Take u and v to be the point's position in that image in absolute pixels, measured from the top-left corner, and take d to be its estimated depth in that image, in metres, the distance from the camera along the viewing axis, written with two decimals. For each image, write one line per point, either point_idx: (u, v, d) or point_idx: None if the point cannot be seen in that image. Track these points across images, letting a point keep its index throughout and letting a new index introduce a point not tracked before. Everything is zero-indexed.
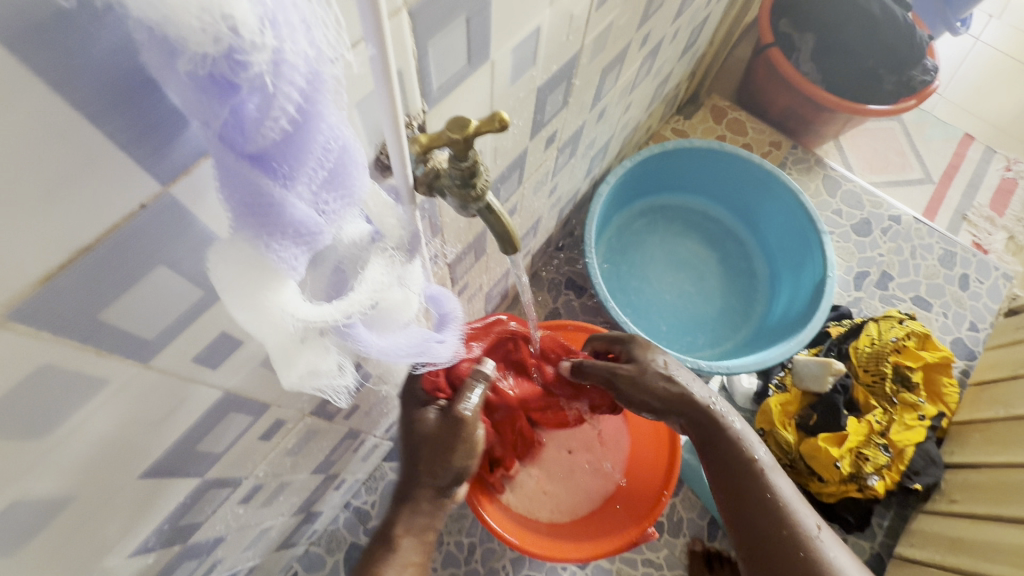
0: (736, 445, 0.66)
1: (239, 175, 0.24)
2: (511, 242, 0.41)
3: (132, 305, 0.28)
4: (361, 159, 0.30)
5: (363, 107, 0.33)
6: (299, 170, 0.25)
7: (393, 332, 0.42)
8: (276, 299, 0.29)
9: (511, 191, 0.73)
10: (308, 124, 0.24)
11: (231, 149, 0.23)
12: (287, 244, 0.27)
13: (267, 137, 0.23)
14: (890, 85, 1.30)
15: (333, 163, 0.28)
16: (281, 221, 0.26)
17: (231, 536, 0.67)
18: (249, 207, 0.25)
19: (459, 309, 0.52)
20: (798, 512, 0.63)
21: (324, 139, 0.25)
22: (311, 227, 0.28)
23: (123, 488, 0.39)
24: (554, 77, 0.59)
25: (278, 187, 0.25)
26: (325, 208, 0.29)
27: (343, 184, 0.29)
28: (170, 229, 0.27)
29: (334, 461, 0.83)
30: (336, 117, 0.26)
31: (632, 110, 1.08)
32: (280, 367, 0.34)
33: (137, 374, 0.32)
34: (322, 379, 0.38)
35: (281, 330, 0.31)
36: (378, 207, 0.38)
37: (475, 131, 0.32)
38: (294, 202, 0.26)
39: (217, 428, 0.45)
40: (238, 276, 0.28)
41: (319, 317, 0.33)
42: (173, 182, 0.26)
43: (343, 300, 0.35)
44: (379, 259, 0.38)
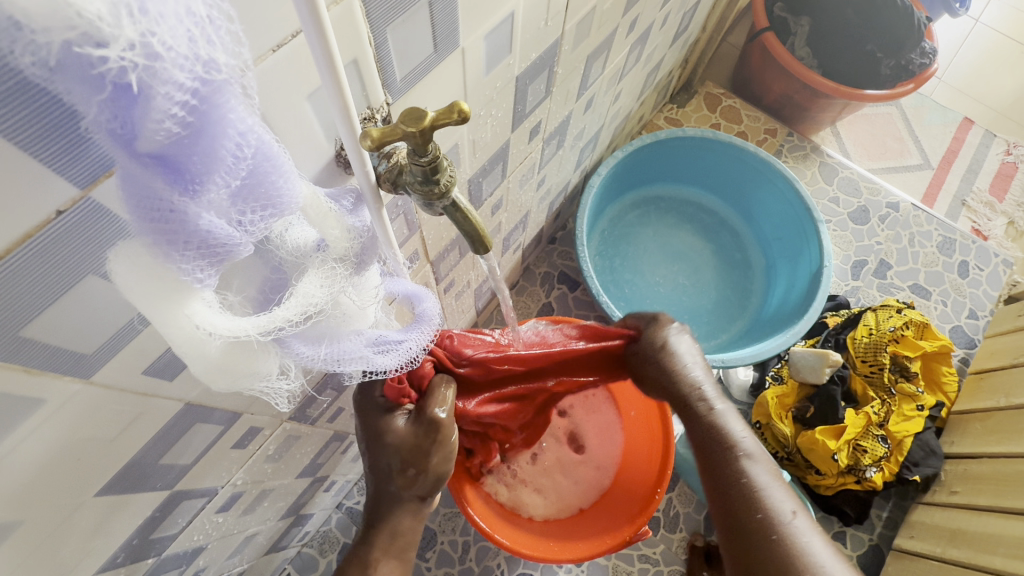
0: (712, 426, 0.57)
1: (134, 176, 0.22)
2: (482, 241, 0.39)
3: (59, 319, 0.27)
4: (286, 164, 0.28)
5: (315, 102, 0.31)
6: (206, 178, 0.24)
7: (336, 343, 0.38)
8: (183, 314, 0.27)
9: (495, 185, 0.71)
10: (209, 127, 0.22)
11: (124, 148, 0.21)
12: (190, 256, 0.26)
13: (155, 137, 0.21)
14: (887, 70, 1.26)
15: (249, 171, 0.26)
16: (183, 230, 0.24)
17: (212, 545, 0.65)
18: (146, 213, 0.24)
19: (436, 308, 0.47)
20: (777, 499, 0.51)
21: (233, 145, 0.24)
22: (224, 239, 0.26)
23: (77, 509, 0.37)
24: (535, 65, 0.57)
25: (178, 194, 0.23)
26: (244, 220, 0.28)
27: (265, 195, 0.27)
28: (97, 235, 0.26)
29: (321, 463, 0.81)
30: (246, 119, 0.24)
31: (621, 100, 1.05)
32: (214, 379, 0.32)
33: (78, 392, 0.30)
34: (260, 381, 0.35)
35: (194, 345, 0.29)
36: (318, 213, 0.34)
37: (432, 123, 0.29)
38: (201, 212, 0.24)
39: (183, 439, 0.43)
40: (145, 283, 0.26)
41: (236, 331, 0.30)
42: (92, 186, 0.24)
43: (265, 315, 0.32)
44: (316, 271, 0.35)
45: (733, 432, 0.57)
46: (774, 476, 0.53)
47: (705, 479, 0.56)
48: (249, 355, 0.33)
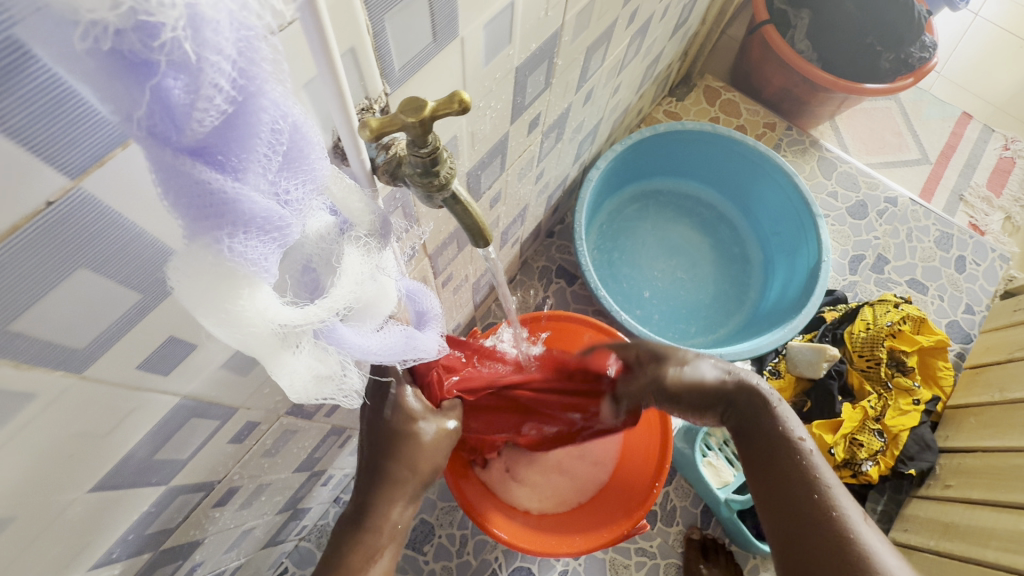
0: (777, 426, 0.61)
1: (179, 171, 0.22)
2: (481, 234, 0.39)
3: (49, 314, 0.26)
4: (319, 139, 0.27)
5: (309, 91, 0.30)
6: (248, 158, 0.23)
7: (382, 329, 0.39)
8: (251, 302, 0.27)
9: (494, 178, 0.70)
10: (249, 104, 0.22)
11: (167, 142, 0.21)
12: (253, 239, 0.25)
13: (204, 123, 0.21)
14: (887, 64, 1.26)
15: (287, 147, 0.25)
16: (239, 218, 0.24)
17: (210, 539, 0.65)
18: (199, 208, 0.23)
19: (438, 306, 0.48)
20: (843, 498, 0.54)
21: (271, 121, 0.23)
22: (276, 220, 0.26)
23: (73, 503, 0.37)
24: (534, 57, 0.56)
25: (228, 180, 0.23)
26: (287, 198, 0.27)
27: (302, 170, 0.27)
28: (92, 225, 0.25)
29: (319, 458, 0.81)
30: (280, 92, 0.23)
31: (622, 92, 1.05)
32: (279, 372, 0.33)
33: (71, 386, 0.30)
34: (331, 385, 0.37)
35: (263, 336, 0.29)
36: (342, 191, 0.34)
37: (432, 112, 0.29)
38: (252, 195, 0.24)
39: (181, 434, 0.43)
40: (207, 286, 0.25)
41: (303, 320, 0.31)
42: (85, 176, 0.23)
43: (326, 298, 0.33)
44: (353, 248, 0.36)
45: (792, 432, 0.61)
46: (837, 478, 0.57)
47: (764, 474, 0.60)
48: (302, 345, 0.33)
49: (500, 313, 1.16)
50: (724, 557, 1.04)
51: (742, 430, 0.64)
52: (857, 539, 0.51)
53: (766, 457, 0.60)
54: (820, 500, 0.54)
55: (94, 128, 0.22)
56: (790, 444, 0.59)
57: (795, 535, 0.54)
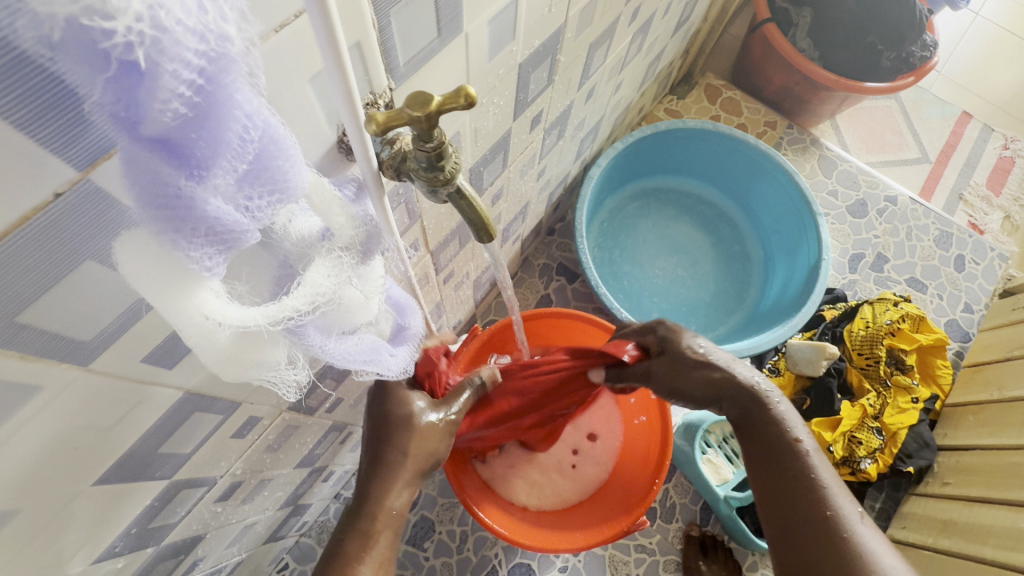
0: (778, 425, 0.61)
1: (137, 160, 0.22)
2: (486, 230, 0.39)
3: (58, 304, 0.26)
4: (293, 149, 0.27)
5: (315, 85, 0.31)
6: (212, 161, 0.23)
7: (345, 338, 0.39)
8: (190, 304, 0.27)
9: (496, 175, 0.70)
10: (215, 109, 0.22)
11: (128, 132, 0.21)
12: (199, 243, 0.25)
13: (162, 120, 0.21)
14: (887, 62, 1.26)
15: (256, 155, 0.25)
16: (189, 216, 0.24)
17: (212, 534, 0.65)
18: (151, 198, 0.23)
19: (420, 325, 0.49)
20: (842, 500, 0.56)
21: (239, 128, 0.23)
22: (231, 226, 0.25)
23: (77, 496, 0.37)
24: (538, 53, 0.56)
25: (185, 179, 0.23)
26: (250, 205, 0.27)
27: (271, 179, 0.27)
28: (96, 219, 0.25)
29: (320, 453, 0.81)
30: (253, 102, 0.23)
31: (623, 90, 1.05)
32: (222, 368, 0.32)
33: (76, 378, 0.30)
34: (266, 370, 0.35)
35: (202, 333, 0.29)
36: (324, 201, 0.35)
37: (438, 107, 0.29)
38: (208, 198, 0.24)
39: (184, 428, 0.43)
40: (151, 274, 0.25)
41: (243, 322, 0.30)
42: (92, 168, 0.23)
43: (274, 304, 0.32)
44: (323, 259, 0.35)
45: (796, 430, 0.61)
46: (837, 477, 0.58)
47: (766, 471, 0.60)
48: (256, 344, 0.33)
49: (500, 311, 1.16)
50: (723, 555, 1.04)
51: (743, 425, 0.64)
52: (852, 539, 0.53)
53: (767, 453, 0.61)
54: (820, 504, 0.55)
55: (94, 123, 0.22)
56: (795, 446, 0.59)
57: (793, 535, 0.56)
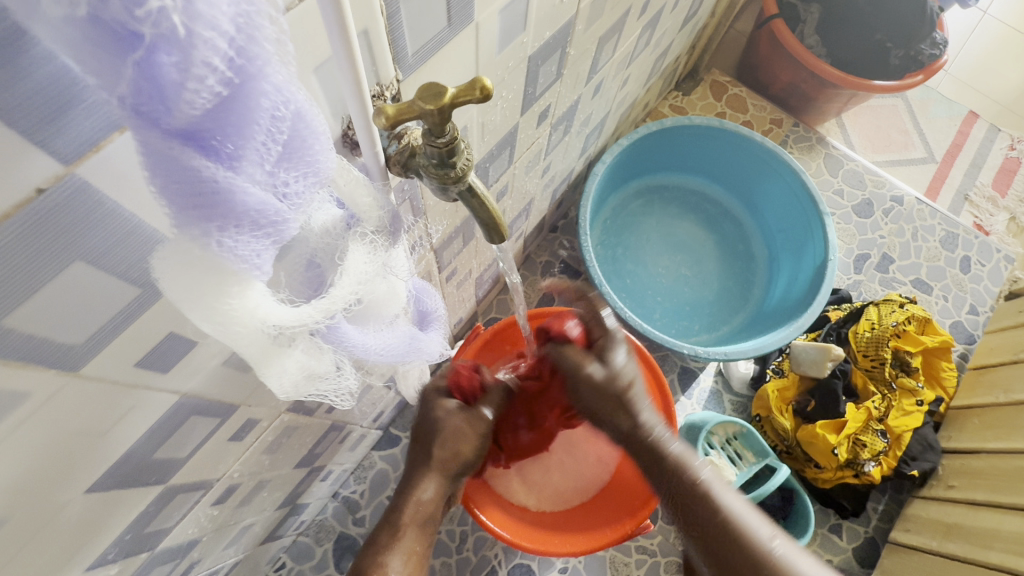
0: (677, 470, 0.55)
1: (170, 157, 0.20)
2: (498, 230, 0.37)
3: (45, 308, 0.24)
4: (323, 129, 0.25)
5: (321, 74, 0.29)
6: (245, 146, 0.22)
7: (384, 330, 0.39)
8: (241, 302, 0.26)
9: (501, 171, 0.68)
10: (246, 86, 0.20)
11: (154, 125, 0.19)
12: (245, 236, 0.24)
13: (195, 106, 0.19)
14: (896, 60, 1.24)
15: (288, 135, 0.24)
16: (230, 211, 0.23)
17: (208, 537, 0.63)
18: (187, 198, 0.21)
19: (442, 306, 0.49)
20: (759, 529, 0.50)
21: (271, 107, 0.21)
22: (272, 215, 0.24)
23: (67, 505, 0.35)
24: (548, 45, 0.54)
25: (222, 169, 0.21)
26: (287, 191, 0.26)
27: (305, 161, 0.25)
28: (86, 215, 0.23)
29: (319, 453, 0.80)
30: (284, 75, 0.21)
31: (629, 85, 1.03)
32: (263, 367, 0.31)
33: (66, 384, 0.28)
34: (322, 382, 0.36)
35: (255, 339, 0.29)
36: (348, 184, 0.32)
37: (452, 99, 0.27)
38: (246, 186, 0.23)
39: (180, 432, 0.41)
40: (186, 279, 0.24)
41: (297, 321, 0.30)
42: (79, 162, 0.22)
43: (324, 298, 0.31)
44: (358, 246, 0.34)
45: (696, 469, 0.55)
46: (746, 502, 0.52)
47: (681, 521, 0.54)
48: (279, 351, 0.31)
49: (502, 309, 1.15)
50: None
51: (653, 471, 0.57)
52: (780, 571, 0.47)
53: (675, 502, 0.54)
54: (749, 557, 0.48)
55: (88, 111, 0.21)
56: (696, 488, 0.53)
57: None
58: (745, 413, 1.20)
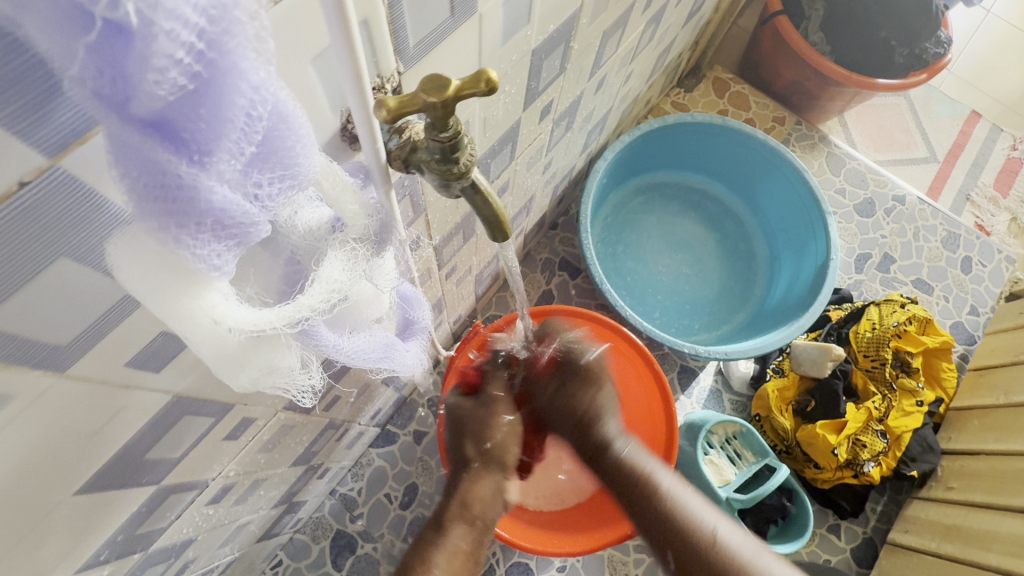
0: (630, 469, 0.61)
1: (132, 146, 0.19)
2: (501, 228, 0.36)
3: (29, 306, 0.23)
4: (307, 130, 0.25)
5: (320, 65, 0.28)
6: (216, 142, 0.21)
7: (360, 334, 0.38)
8: (195, 304, 0.25)
9: (503, 167, 0.67)
10: (218, 80, 0.19)
11: (118, 111, 0.18)
12: (206, 238, 0.22)
13: (157, 96, 0.18)
14: (900, 58, 1.23)
15: (264, 135, 0.23)
16: (192, 209, 0.21)
17: (202, 536, 0.62)
18: (148, 189, 0.20)
19: (429, 317, 0.48)
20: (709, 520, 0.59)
21: (247, 105, 0.21)
22: (239, 217, 0.23)
23: (56, 507, 0.34)
24: (552, 39, 0.53)
25: (186, 164, 0.20)
26: (259, 193, 0.24)
27: (282, 162, 0.24)
28: (73, 212, 0.22)
29: (316, 451, 0.79)
30: (263, 75, 0.20)
31: (632, 81, 1.01)
32: (232, 373, 0.30)
33: (53, 385, 0.27)
34: (282, 378, 0.33)
35: (211, 338, 0.27)
36: (336, 188, 0.31)
37: (457, 92, 0.26)
38: (214, 186, 0.21)
39: (173, 432, 0.40)
40: (143, 275, 0.23)
41: (255, 324, 0.27)
42: (64, 154, 0.20)
43: (290, 303, 0.29)
44: (339, 253, 0.32)
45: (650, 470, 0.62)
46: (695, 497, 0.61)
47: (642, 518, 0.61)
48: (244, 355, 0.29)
49: (501, 306, 1.13)
50: None
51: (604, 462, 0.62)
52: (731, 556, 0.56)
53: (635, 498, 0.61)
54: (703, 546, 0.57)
55: (64, 105, 0.19)
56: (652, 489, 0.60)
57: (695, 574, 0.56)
58: (745, 412, 1.19)
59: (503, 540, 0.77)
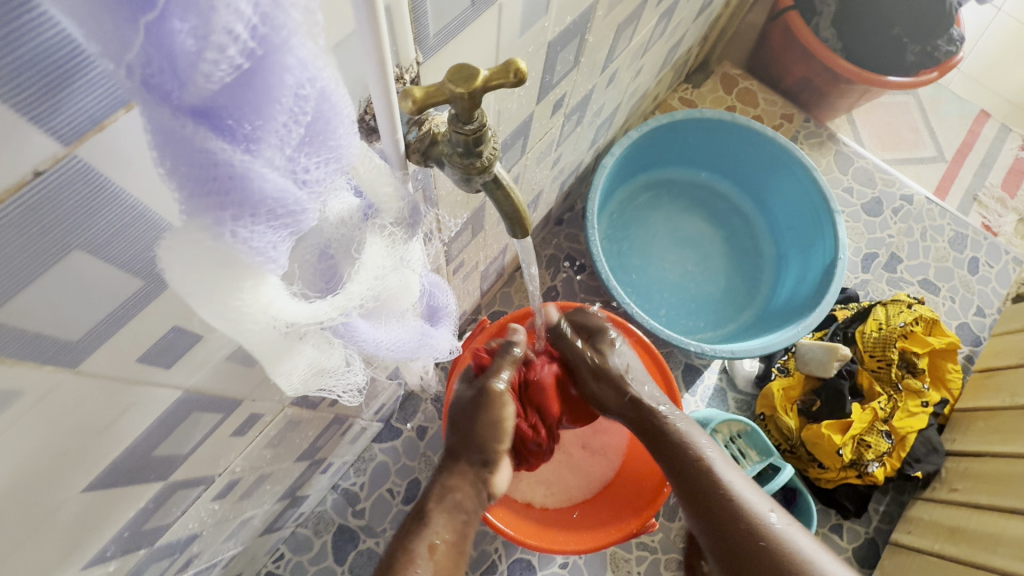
0: (680, 444, 0.70)
1: (183, 137, 0.18)
2: (521, 224, 0.36)
3: (40, 300, 0.22)
4: (350, 110, 0.24)
5: (342, 52, 0.27)
6: (264, 126, 0.20)
7: (395, 325, 0.37)
8: (253, 297, 0.24)
9: (514, 162, 0.66)
10: (269, 58, 0.18)
11: (166, 100, 0.17)
12: (260, 226, 0.22)
13: (213, 78, 0.17)
14: (912, 56, 1.21)
15: (312, 116, 0.22)
16: (246, 199, 0.21)
17: (207, 532, 0.62)
18: (200, 182, 0.19)
19: (453, 302, 0.48)
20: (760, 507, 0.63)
21: (294, 84, 0.20)
22: (290, 204, 0.22)
23: (63, 504, 0.34)
24: (568, 31, 0.52)
25: (238, 152, 0.20)
26: (308, 178, 0.23)
27: (326, 145, 0.23)
28: (86, 202, 0.21)
29: (321, 446, 0.78)
30: (311, 50, 0.20)
31: (642, 76, 1.00)
32: (274, 364, 0.29)
33: (64, 381, 0.27)
34: (331, 376, 0.35)
35: (267, 337, 0.27)
36: (371, 173, 0.31)
37: (485, 82, 0.26)
38: (265, 172, 0.21)
39: (182, 428, 0.39)
40: (194, 273, 0.22)
41: (312, 318, 0.28)
42: (80, 142, 0.20)
43: (340, 294, 0.30)
44: (377, 239, 0.32)
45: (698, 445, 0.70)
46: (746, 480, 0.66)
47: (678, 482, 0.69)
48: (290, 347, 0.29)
49: (506, 302, 1.12)
50: None
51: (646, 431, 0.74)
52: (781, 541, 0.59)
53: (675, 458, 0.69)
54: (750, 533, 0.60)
55: (89, 85, 0.18)
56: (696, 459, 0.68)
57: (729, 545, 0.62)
58: (749, 411, 1.19)
59: (512, 540, 0.76)
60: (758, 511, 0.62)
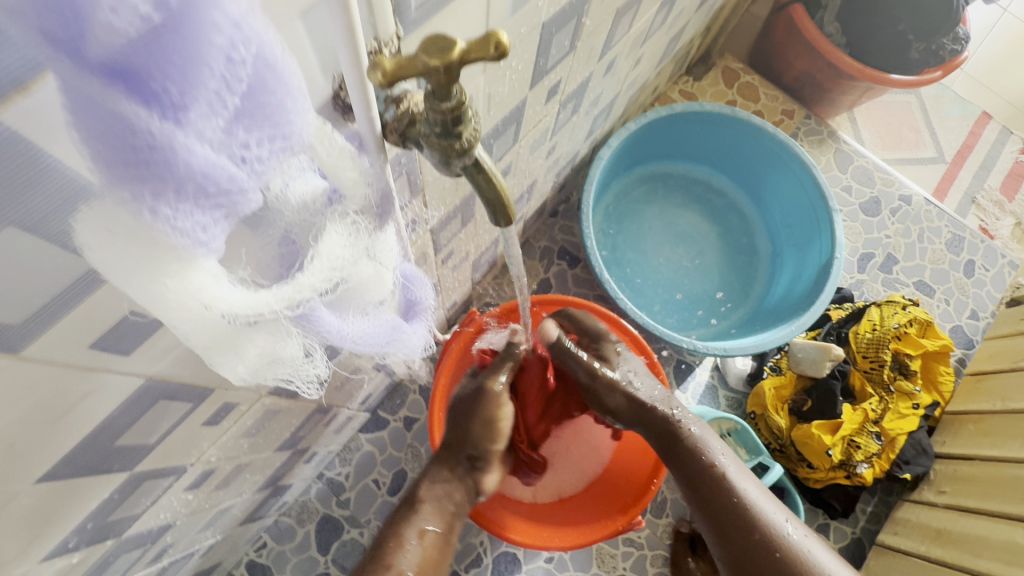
0: (696, 453, 0.65)
1: (91, 100, 0.16)
2: (504, 211, 0.34)
3: None
4: (297, 82, 0.22)
5: (309, 18, 0.24)
6: (193, 93, 0.18)
7: (365, 318, 0.36)
8: (181, 284, 0.22)
9: (506, 149, 0.64)
10: (192, 13, 0.16)
11: (72, 54, 0.15)
12: (188, 206, 0.20)
13: (116, 29, 0.15)
14: (916, 54, 1.19)
15: (251, 86, 0.20)
16: (170, 173, 0.19)
17: (182, 521, 0.61)
18: (113, 151, 0.17)
19: (433, 297, 0.46)
20: (779, 519, 0.62)
21: (226, 45, 0.18)
22: (224, 182, 0.20)
23: (15, 496, 0.32)
24: (563, 12, 0.49)
25: (160, 120, 0.18)
26: (248, 155, 0.22)
27: (270, 119, 0.22)
28: (17, 171, 0.20)
29: (303, 436, 0.76)
30: (244, 8, 0.18)
31: (641, 67, 0.98)
32: (221, 359, 0.27)
33: (3, 368, 0.25)
34: (285, 368, 0.32)
35: (202, 326, 0.24)
36: (332, 154, 0.29)
37: (463, 54, 0.24)
38: (192, 145, 0.19)
39: (147, 418, 0.38)
40: (111, 248, 0.20)
41: (254, 308, 0.26)
42: (3, 105, 0.17)
43: (289, 284, 0.28)
44: (338, 227, 0.30)
45: (712, 453, 0.66)
46: (761, 489, 0.64)
47: (688, 489, 0.66)
48: (240, 341, 0.27)
49: (498, 293, 1.11)
50: None
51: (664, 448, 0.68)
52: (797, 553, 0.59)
53: (687, 461, 0.66)
54: (767, 545, 0.60)
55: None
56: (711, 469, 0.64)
57: (742, 556, 0.61)
58: (740, 409, 1.18)
59: (471, 517, 0.76)
60: (777, 522, 0.61)
